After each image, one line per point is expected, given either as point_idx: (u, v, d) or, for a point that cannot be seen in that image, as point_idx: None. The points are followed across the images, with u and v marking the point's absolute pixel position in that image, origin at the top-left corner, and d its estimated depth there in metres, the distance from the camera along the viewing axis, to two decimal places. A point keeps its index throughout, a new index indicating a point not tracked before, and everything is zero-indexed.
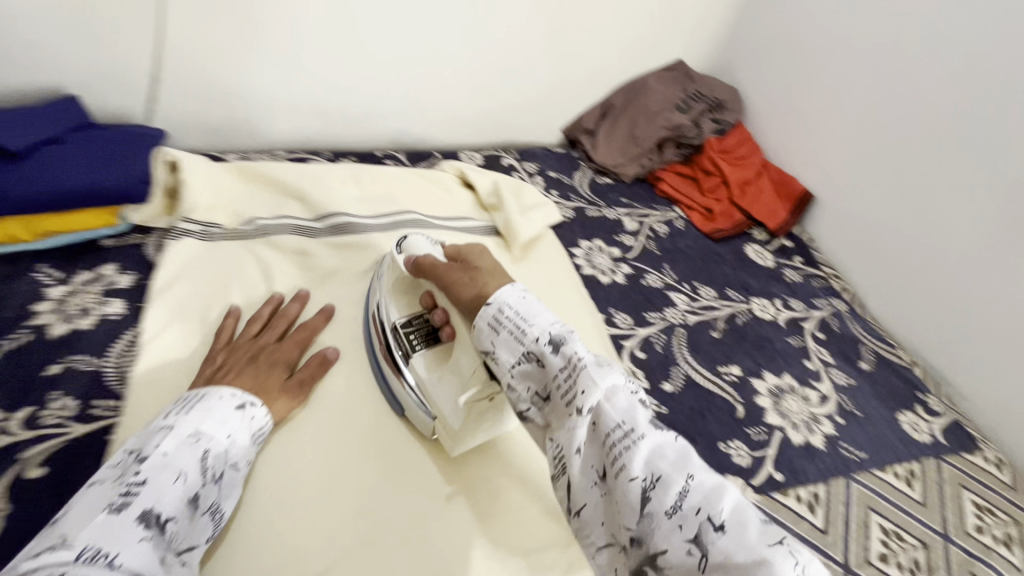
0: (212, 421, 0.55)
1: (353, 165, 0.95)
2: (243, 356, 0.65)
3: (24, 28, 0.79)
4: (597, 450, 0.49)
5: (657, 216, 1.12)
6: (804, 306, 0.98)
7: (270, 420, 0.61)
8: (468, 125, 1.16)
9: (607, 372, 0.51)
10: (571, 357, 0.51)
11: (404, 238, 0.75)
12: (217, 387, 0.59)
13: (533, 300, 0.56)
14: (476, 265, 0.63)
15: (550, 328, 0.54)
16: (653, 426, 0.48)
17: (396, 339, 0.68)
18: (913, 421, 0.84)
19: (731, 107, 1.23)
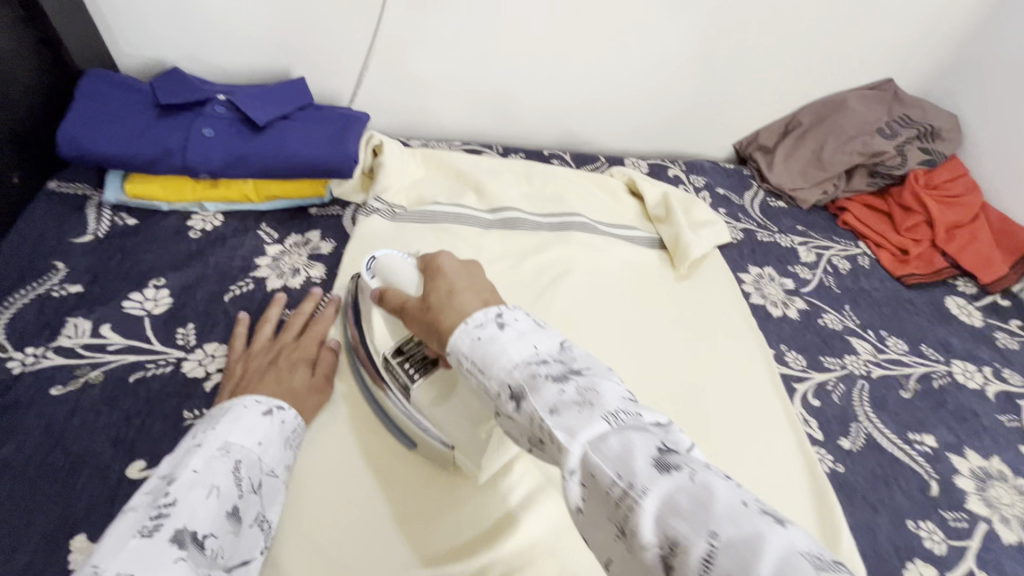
0: (241, 430, 0.51)
1: (526, 162, 0.97)
2: (264, 360, 0.63)
3: (272, 16, 0.90)
4: (600, 513, 0.34)
5: (838, 249, 1.01)
6: (1023, 380, 0.83)
7: (301, 422, 0.59)
8: (638, 133, 1.14)
9: (582, 412, 0.36)
10: (539, 408, 0.37)
11: (374, 256, 0.64)
12: (238, 397, 0.56)
13: (491, 336, 0.43)
14: (427, 298, 0.50)
15: (525, 371, 0.40)
16: (654, 467, 0.32)
17: (390, 372, 0.61)
18: None
19: (946, 136, 1.07)
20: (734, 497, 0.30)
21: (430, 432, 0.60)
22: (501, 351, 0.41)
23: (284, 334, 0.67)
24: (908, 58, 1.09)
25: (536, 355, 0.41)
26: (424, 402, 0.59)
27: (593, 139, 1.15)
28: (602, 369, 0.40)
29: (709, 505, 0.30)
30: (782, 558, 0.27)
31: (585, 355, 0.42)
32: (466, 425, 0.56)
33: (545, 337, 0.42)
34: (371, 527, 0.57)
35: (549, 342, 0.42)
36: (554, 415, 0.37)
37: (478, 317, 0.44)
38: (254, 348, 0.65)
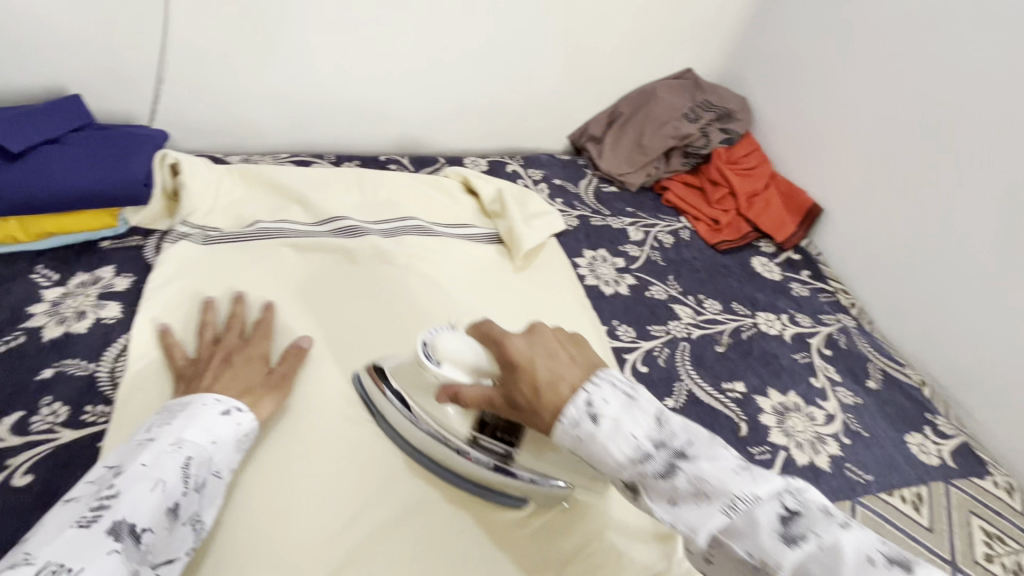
0: (196, 428, 0.52)
1: (357, 171, 0.95)
2: (212, 361, 0.62)
3: (25, 28, 0.78)
4: (722, 564, 0.44)
5: (663, 226, 1.10)
6: (811, 322, 0.97)
7: (258, 427, 0.59)
8: (475, 133, 1.17)
9: (705, 506, 0.43)
10: (670, 496, 0.44)
11: (427, 342, 0.58)
12: (195, 396, 0.56)
13: (586, 426, 0.46)
14: (527, 379, 0.49)
15: (635, 468, 0.45)
16: (780, 540, 0.40)
17: (481, 447, 0.59)
18: (922, 443, 0.81)
19: (740, 117, 1.21)
20: (860, 549, 0.39)
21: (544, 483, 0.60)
22: (608, 452, 0.45)
23: (228, 334, 0.66)
24: (702, 49, 1.22)
25: (638, 445, 0.45)
26: (529, 464, 0.59)
27: (431, 142, 1.15)
28: (701, 444, 0.45)
29: (840, 568, 0.38)
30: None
31: (681, 423, 0.47)
32: (577, 472, 0.58)
33: (637, 419, 0.46)
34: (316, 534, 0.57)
35: (642, 424, 0.46)
36: (675, 508, 0.44)
37: (570, 411, 0.46)
38: (205, 353, 0.64)
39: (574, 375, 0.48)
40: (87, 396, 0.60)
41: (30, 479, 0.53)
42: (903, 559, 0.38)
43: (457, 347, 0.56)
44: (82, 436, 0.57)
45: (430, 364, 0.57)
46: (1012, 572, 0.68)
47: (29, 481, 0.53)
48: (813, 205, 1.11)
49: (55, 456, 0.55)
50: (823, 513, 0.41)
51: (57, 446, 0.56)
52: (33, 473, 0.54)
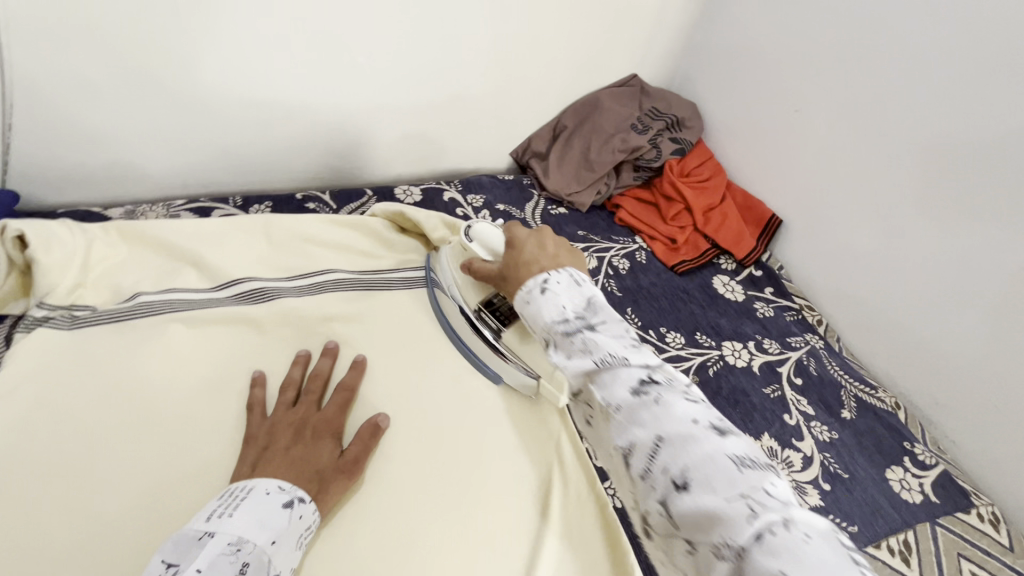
0: (255, 525, 0.47)
1: (264, 217, 0.82)
2: (285, 433, 0.59)
3: None
4: (598, 419, 0.52)
5: (618, 249, 1.02)
6: (779, 347, 0.90)
7: (318, 516, 0.54)
8: (406, 157, 1.06)
9: (585, 357, 0.52)
10: (569, 348, 0.53)
11: (472, 227, 0.73)
12: (261, 478, 0.53)
13: (535, 286, 0.58)
14: (521, 259, 0.63)
15: (555, 326, 0.55)
16: (633, 394, 0.48)
17: (481, 319, 0.71)
18: (903, 478, 0.76)
19: (691, 124, 1.13)
20: (689, 415, 0.46)
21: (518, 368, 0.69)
22: (541, 311, 0.56)
23: (308, 399, 0.63)
24: (648, 52, 1.13)
25: (564, 313, 0.55)
26: (512, 344, 0.69)
27: (357, 169, 1.03)
28: (609, 323, 0.54)
29: (664, 419, 0.46)
30: (708, 457, 0.42)
31: (605, 308, 0.56)
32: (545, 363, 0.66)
33: (574, 297, 0.57)
34: None
35: (576, 301, 0.57)
36: (569, 359, 0.54)
37: (528, 285, 0.59)
38: (254, 416, 0.61)
39: (546, 257, 0.62)
40: None
41: None
42: (721, 427, 0.45)
43: (494, 238, 0.70)
44: None
45: (467, 242, 0.72)
46: None
47: None
48: (774, 216, 1.05)
49: None
50: (678, 390, 0.48)
51: None
52: None
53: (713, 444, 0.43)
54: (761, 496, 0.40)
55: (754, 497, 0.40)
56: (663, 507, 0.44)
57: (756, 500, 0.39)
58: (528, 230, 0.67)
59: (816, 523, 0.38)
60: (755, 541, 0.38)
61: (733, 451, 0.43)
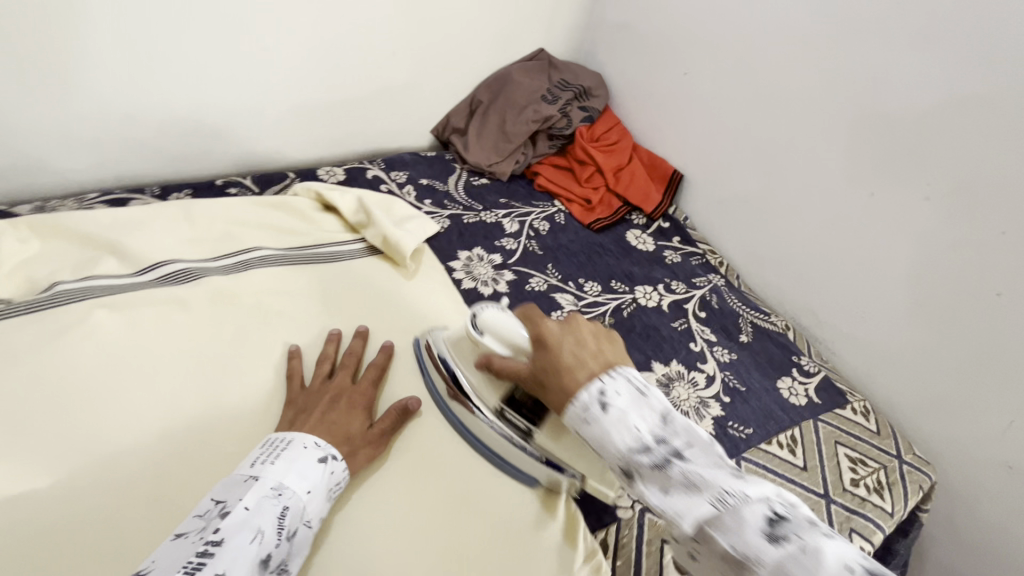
0: (294, 473, 0.52)
1: (183, 202, 0.83)
2: (324, 396, 0.65)
3: None
4: (707, 563, 0.44)
5: (538, 213, 1.09)
6: (686, 287, 1.00)
7: (347, 474, 0.59)
8: (326, 137, 1.08)
9: (693, 498, 0.44)
10: (662, 474, 0.45)
11: (478, 315, 0.67)
12: (298, 433, 0.58)
13: (597, 407, 0.49)
14: (557, 360, 0.55)
15: (633, 457, 0.47)
16: (767, 539, 0.40)
17: (506, 420, 0.66)
18: (791, 386, 0.87)
19: (597, 93, 1.21)
20: (840, 558, 0.39)
21: (558, 469, 0.64)
22: (609, 436, 0.47)
23: (342, 374, 0.69)
24: (551, 28, 1.20)
25: (640, 437, 0.47)
26: (548, 445, 0.64)
27: (276, 153, 1.04)
28: (700, 444, 0.46)
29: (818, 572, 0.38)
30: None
31: (684, 425, 0.48)
32: (589, 458, 0.62)
33: (643, 413, 0.48)
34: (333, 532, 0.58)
35: (649, 417, 0.48)
36: (665, 497, 0.45)
37: (582, 398, 0.50)
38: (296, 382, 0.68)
39: (589, 356, 0.53)
40: None
41: None
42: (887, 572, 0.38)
43: (506, 326, 0.64)
44: None
45: (477, 335, 0.66)
46: (874, 491, 0.75)
47: None
48: (675, 172, 1.14)
49: None
50: (810, 522, 0.41)
51: None
52: None
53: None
54: None
55: None
56: None
57: None
58: (541, 316, 0.60)
59: None
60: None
61: None
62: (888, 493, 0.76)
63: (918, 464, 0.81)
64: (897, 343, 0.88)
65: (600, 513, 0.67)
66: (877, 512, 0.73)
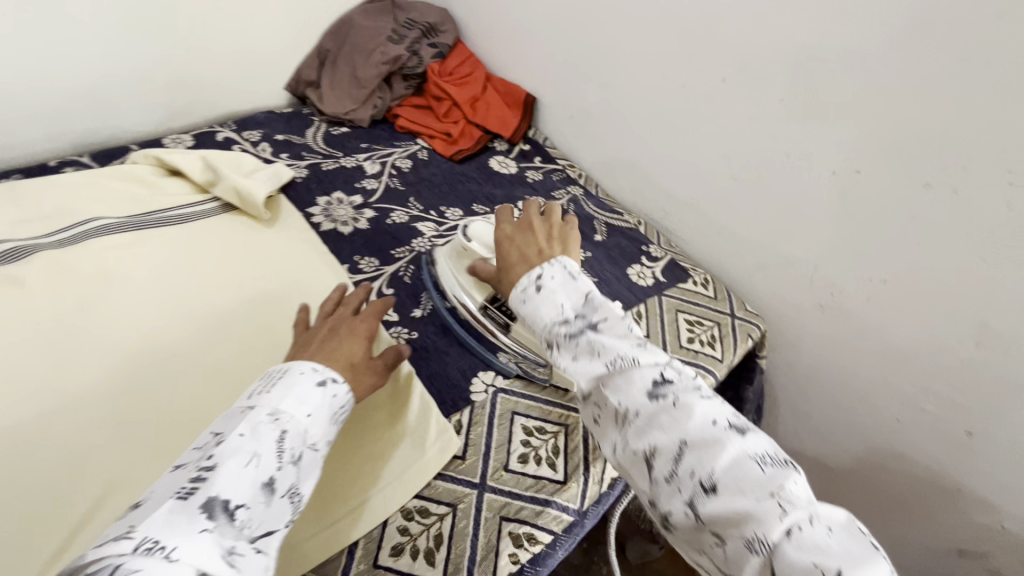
0: (294, 396, 0.49)
1: (8, 185, 0.81)
2: (318, 333, 0.62)
3: None
4: (606, 421, 0.54)
5: (400, 152, 1.12)
6: (545, 201, 1.06)
7: (349, 399, 0.55)
8: (168, 104, 1.06)
9: (594, 360, 0.54)
10: (576, 341, 0.55)
11: (469, 225, 0.76)
12: (295, 363, 0.55)
13: (529, 290, 0.60)
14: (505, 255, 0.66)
15: (553, 328, 0.57)
16: (651, 397, 0.50)
17: (488, 315, 0.75)
18: (640, 270, 0.96)
19: (445, 28, 1.22)
20: (707, 415, 0.49)
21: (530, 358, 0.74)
22: (540, 310, 0.58)
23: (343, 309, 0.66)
24: None
25: (563, 313, 0.58)
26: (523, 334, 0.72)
27: (118, 126, 1.02)
28: (612, 318, 0.56)
29: (685, 422, 0.48)
30: (734, 459, 0.46)
31: (604, 304, 0.58)
32: None
33: (571, 295, 0.59)
34: None
35: (574, 299, 0.59)
36: (574, 361, 0.56)
37: (524, 283, 0.61)
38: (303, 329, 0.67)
39: (533, 256, 0.64)
40: None
41: None
42: (741, 425, 0.48)
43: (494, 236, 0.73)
44: None
45: (468, 242, 0.76)
46: (706, 344, 0.86)
47: None
48: (528, 95, 1.18)
49: None
50: (693, 388, 0.51)
51: None
52: None
53: (729, 437, 0.47)
54: (795, 488, 0.43)
55: (786, 488, 0.43)
56: (689, 505, 0.46)
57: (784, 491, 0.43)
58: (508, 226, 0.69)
59: (830, 511, 0.43)
60: (785, 537, 0.41)
61: (763, 449, 0.47)
62: (720, 344, 0.87)
63: (750, 318, 0.92)
64: (725, 217, 0.97)
65: (454, 399, 0.71)
66: (708, 360, 0.84)
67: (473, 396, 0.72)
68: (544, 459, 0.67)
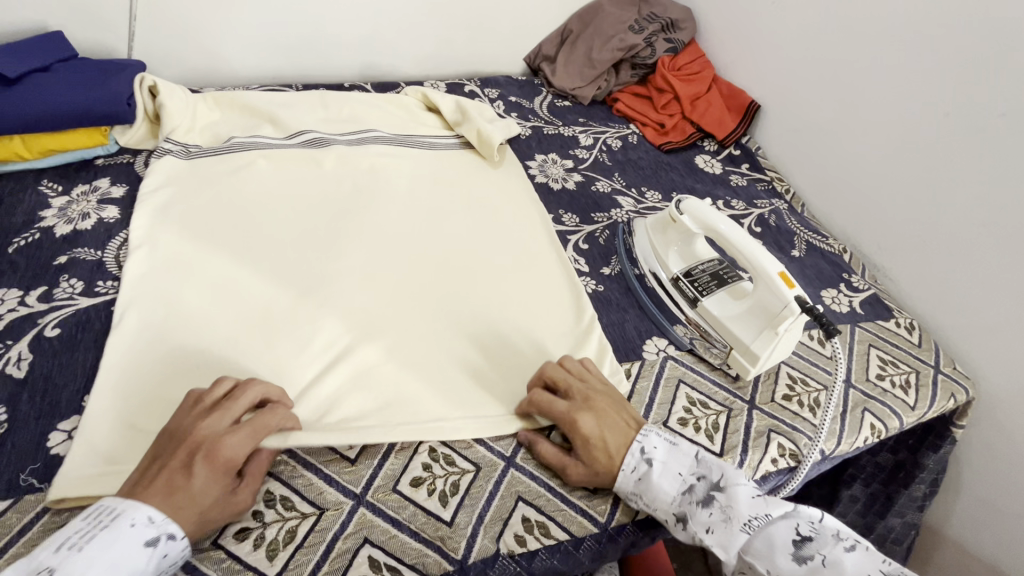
0: (104, 563, 0.46)
1: (320, 92, 1.04)
2: (185, 449, 0.52)
3: None
4: None
5: (612, 132, 1.19)
6: (745, 205, 1.05)
7: (189, 550, 0.50)
8: (434, 55, 1.25)
9: (732, 528, 0.56)
10: (711, 512, 0.58)
11: (679, 198, 0.80)
12: (131, 504, 0.49)
13: (637, 462, 0.61)
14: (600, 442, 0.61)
15: (683, 499, 0.59)
16: (799, 561, 0.53)
17: (678, 287, 0.79)
18: (835, 296, 0.91)
19: (684, 27, 1.26)
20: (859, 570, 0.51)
21: (710, 338, 0.76)
22: (660, 486, 0.59)
23: (229, 412, 0.56)
24: None
25: (683, 483, 0.60)
26: (710, 311, 0.75)
27: (393, 66, 1.23)
28: (731, 476, 0.59)
29: None
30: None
31: (714, 462, 0.61)
32: (750, 326, 0.71)
33: (680, 459, 0.61)
34: (403, 325, 0.73)
35: (685, 463, 0.61)
36: (712, 535, 0.57)
37: (629, 461, 0.61)
38: (183, 416, 0.56)
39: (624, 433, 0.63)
40: (97, 274, 0.72)
41: (59, 331, 0.66)
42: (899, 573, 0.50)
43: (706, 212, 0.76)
44: (98, 302, 0.69)
45: (677, 213, 0.79)
46: (899, 386, 0.79)
47: (59, 333, 0.66)
48: (752, 102, 1.18)
49: (78, 317, 0.67)
50: (834, 537, 0.54)
51: (79, 309, 0.68)
52: (61, 327, 0.66)
53: None
54: None
55: None
56: None
57: None
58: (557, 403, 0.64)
59: None
60: None
61: None
62: (914, 391, 0.79)
63: (957, 378, 0.83)
64: (957, 266, 0.88)
65: (628, 350, 0.76)
66: (897, 403, 0.77)
67: (645, 354, 0.76)
68: (703, 429, 0.69)
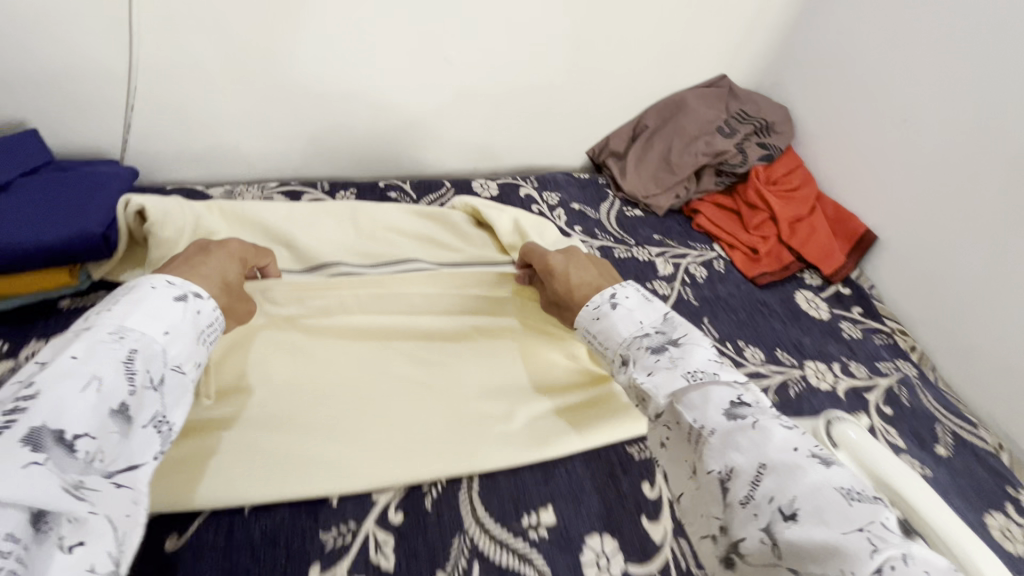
0: (143, 314, 0.47)
1: (351, 205, 0.85)
2: (196, 251, 0.58)
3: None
4: (677, 442, 0.52)
5: (695, 255, 0.98)
6: (867, 371, 0.85)
7: (219, 317, 0.54)
8: (485, 148, 1.06)
9: (673, 372, 0.53)
10: (661, 348, 0.55)
11: (832, 421, 0.56)
12: (151, 275, 0.51)
13: (606, 308, 0.61)
14: (570, 279, 0.67)
15: (634, 343, 0.57)
16: (726, 416, 0.48)
17: None
18: (1005, 527, 0.70)
19: (780, 130, 1.08)
20: (788, 441, 0.45)
21: None
22: (616, 327, 0.59)
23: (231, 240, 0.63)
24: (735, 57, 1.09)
25: (642, 328, 0.58)
26: None
27: (435, 161, 1.05)
28: (694, 336, 0.56)
29: (764, 444, 0.45)
30: (814, 487, 0.42)
31: (682, 325, 0.58)
32: None
33: (648, 312, 0.60)
34: None
35: (652, 317, 0.60)
36: (652, 378, 0.53)
37: (596, 301, 0.62)
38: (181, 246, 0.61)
39: (598, 282, 0.66)
40: None
41: None
42: (824, 455, 0.44)
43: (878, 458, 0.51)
44: None
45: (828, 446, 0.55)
46: None
47: None
48: (865, 232, 0.99)
49: None
50: (773, 415, 0.48)
51: None
52: None
53: (810, 462, 0.43)
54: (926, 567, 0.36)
55: (875, 525, 0.38)
56: (765, 531, 0.42)
57: (886, 539, 0.37)
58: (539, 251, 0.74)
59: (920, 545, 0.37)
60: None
61: (872, 502, 0.41)
62: None
63: None
64: None
65: None
66: None
67: None
68: None
